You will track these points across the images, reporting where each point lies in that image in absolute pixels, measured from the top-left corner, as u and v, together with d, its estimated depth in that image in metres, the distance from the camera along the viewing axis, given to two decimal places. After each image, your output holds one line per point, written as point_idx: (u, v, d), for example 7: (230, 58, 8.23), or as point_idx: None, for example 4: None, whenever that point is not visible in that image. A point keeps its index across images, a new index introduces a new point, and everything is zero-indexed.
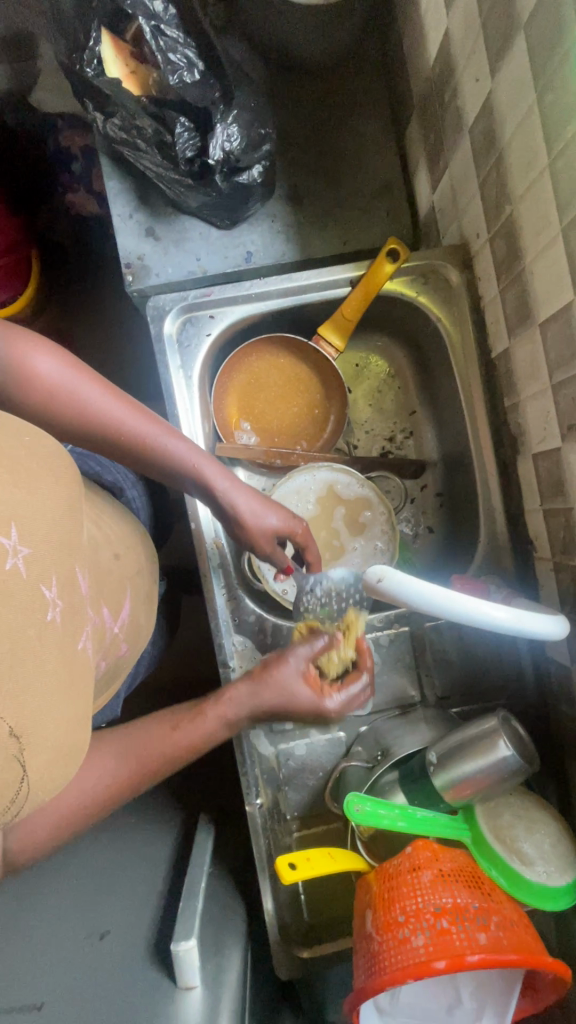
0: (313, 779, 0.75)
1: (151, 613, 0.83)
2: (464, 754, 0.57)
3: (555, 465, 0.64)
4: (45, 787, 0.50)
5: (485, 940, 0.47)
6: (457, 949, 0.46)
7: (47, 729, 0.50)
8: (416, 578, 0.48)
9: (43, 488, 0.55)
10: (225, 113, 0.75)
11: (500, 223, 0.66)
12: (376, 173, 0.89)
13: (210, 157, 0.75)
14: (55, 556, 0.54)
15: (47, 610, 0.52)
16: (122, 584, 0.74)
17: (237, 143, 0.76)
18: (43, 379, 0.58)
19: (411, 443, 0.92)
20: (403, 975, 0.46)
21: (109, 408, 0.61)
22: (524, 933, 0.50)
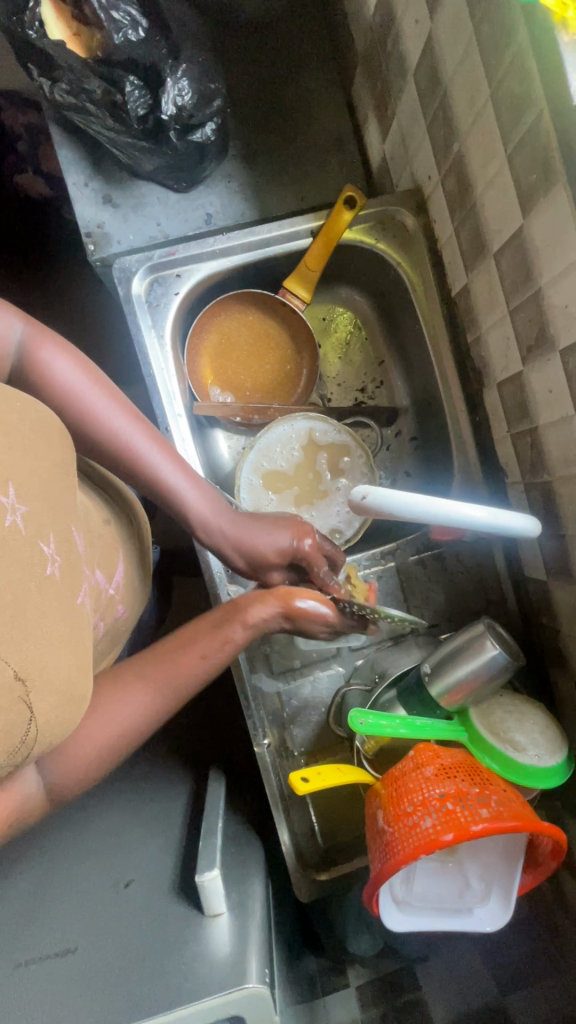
0: (316, 712, 0.79)
1: (147, 575, 0.84)
2: (456, 660, 0.62)
3: (518, 389, 0.68)
4: (55, 732, 0.51)
5: (488, 812, 0.52)
6: (463, 821, 0.50)
7: (52, 674, 0.50)
8: (397, 490, 0.52)
9: (34, 449, 0.55)
10: (175, 67, 0.76)
11: (450, 162, 0.69)
12: (327, 128, 0.91)
13: (163, 113, 0.76)
14: (50, 511, 0.55)
15: (46, 565, 0.53)
16: (115, 547, 0.75)
17: (188, 98, 0.77)
18: (50, 374, 0.60)
19: (383, 391, 0.95)
20: (415, 851, 0.50)
21: (112, 416, 0.63)
22: (521, 806, 0.54)
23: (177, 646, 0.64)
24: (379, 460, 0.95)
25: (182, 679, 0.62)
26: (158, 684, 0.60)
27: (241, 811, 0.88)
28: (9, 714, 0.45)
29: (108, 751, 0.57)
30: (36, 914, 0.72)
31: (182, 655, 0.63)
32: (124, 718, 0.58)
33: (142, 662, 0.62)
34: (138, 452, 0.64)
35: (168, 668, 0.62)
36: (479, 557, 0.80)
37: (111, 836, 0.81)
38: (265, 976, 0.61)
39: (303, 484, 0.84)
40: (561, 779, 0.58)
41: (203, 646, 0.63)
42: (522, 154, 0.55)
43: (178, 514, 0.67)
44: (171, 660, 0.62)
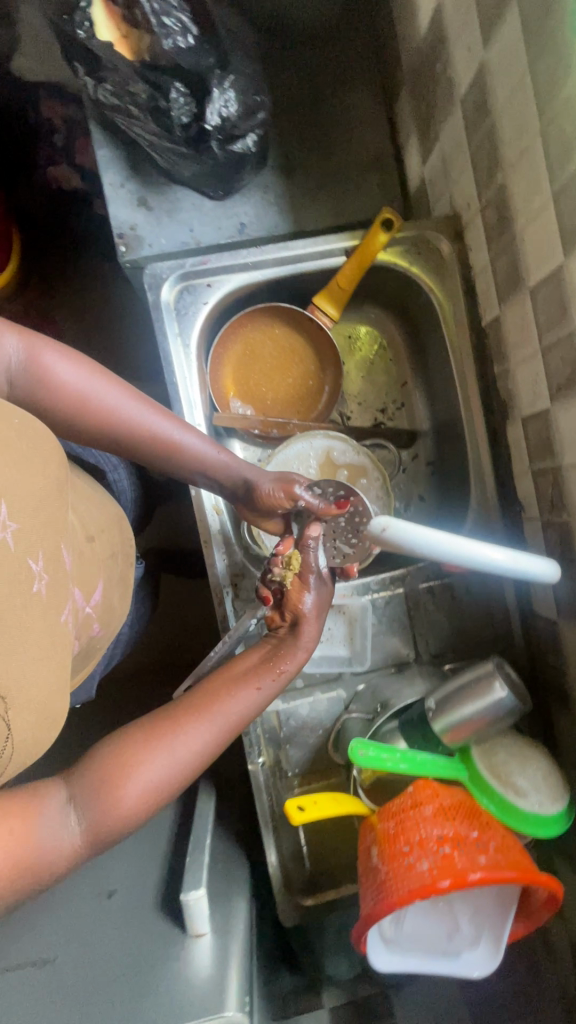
0: (314, 735, 0.78)
1: (125, 596, 0.83)
2: (462, 697, 0.61)
3: (544, 426, 0.67)
4: (27, 750, 0.52)
5: (486, 860, 0.51)
6: (459, 868, 0.50)
7: (30, 692, 0.52)
8: (418, 524, 0.51)
9: (30, 463, 0.55)
10: (222, 78, 0.75)
11: (492, 192, 0.68)
12: (367, 144, 0.90)
13: (207, 123, 0.75)
14: (42, 529, 0.56)
15: (33, 582, 0.53)
16: (98, 566, 0.74)
17: (234, 109, 0.76)
18: (62, 383, 0.58)
19: (403, 413, 0.94)
20: (410, 896, 0.50)
21: (131, 411, 0.62)
22: (519, 856, 0.53)
23: (219, 687, 0.60)
24: (395, 483, 0.94)
25: (227, 725, 0.58)
26: (202, 732, 0.56)
27: (229, 826, 0.87)
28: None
29: (153, 799, 0.53)
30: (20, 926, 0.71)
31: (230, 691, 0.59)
32: (168, 765, 0.54)
33: (184, 703, 0.58)
34: (156, 434, 0.63)
35: (214, 708, 0.58)
36: (489, 589, 0.79)
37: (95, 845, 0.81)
38: (245, 1006, 0.60)
39: None
40: (562, 827, 0.56)
41: (245, 695, 0.60)
42: (568, 194, 0.55)
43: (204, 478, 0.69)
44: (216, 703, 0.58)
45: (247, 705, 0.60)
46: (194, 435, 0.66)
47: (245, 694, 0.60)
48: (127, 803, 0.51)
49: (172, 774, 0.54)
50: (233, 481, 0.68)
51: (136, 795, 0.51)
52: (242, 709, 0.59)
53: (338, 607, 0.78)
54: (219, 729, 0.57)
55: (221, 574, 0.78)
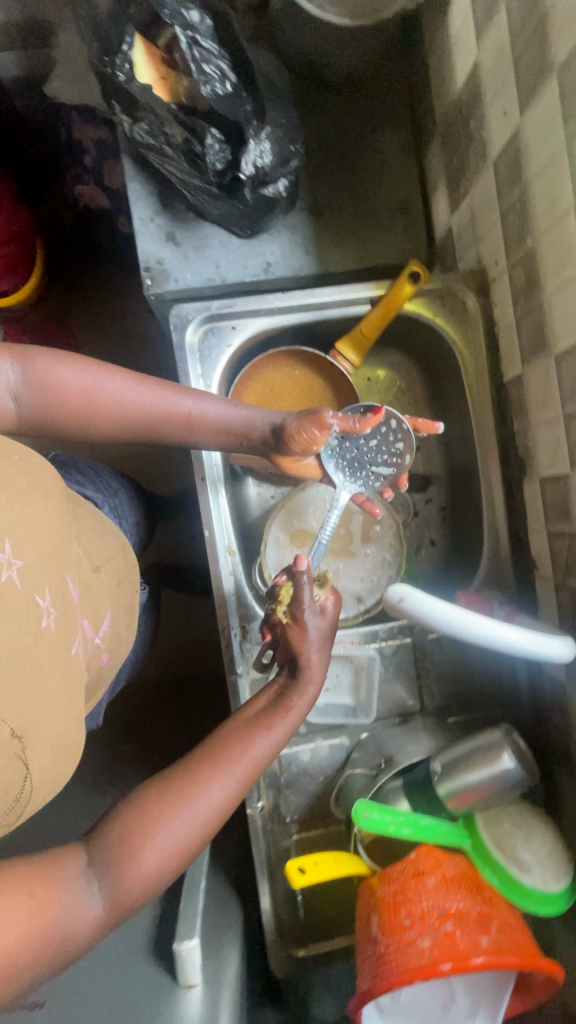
0: (314, 784, 0.78)
1: (131, 622, 0.81)
2: (469, 764, 0.60)
3: (562, 490, 0.67)
4: (45, 788, 0.51)
5: (488, 942, 0.52)
6: (461, 951, 0.51)
7: (46, 730, 0.50)
8: (435, 597, 0.51)
9: (31, 502, 0.54)
10: (259, 130, 0.76)
11: (520, 254, 0.68)
12: (395, 191, 0.91)
13: (241, 172, 0.76)
14: (48, 564, 0.54)
15: (41, 618, 0.51)
16: (104, 596, 0.71)
17: (268, 160, 0.77)
18: (66, 389, 0.60)
19: (420, 457, 0.93)
20: (410, 976, 0.50)
21: (133, 393, 0.63)
22: (521, 937, 0.54)
23: (231, 742, 0.59)
24: (406, 528, 0.93)
25: (240, 783, 0.58)
26: (215, 794, 0.56)
27: (223, 866, 0.86)
28: (5, 773, 0.46)
29: (171, 865, 0.53)
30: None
31: (246, 740, 0.60)
32: (184, 831, 0.54)
33: (196, 760, 0.58)
34: (168, 411, 0.65)
35: (232, 761, 0.58)
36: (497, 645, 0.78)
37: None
38: None
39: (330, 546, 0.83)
40: (565, 905, 0.56)
41: (255, 750, 0.59)
42: None
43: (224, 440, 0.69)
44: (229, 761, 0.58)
45: (258, 760, 0.59)
46: (210, 406, 0.67)
47: (261, 738, 0.60)
48: (145, 870, 0.51)
49: (188, 839, 0.54)
50: (259, 433, 0.68)
51: (152, 861, 0.52)
52: (254, 765, 0.59)
53: (346, 656, 0.77)
54: (237, 781, 0.57)
55: (230, 615, 0.78)
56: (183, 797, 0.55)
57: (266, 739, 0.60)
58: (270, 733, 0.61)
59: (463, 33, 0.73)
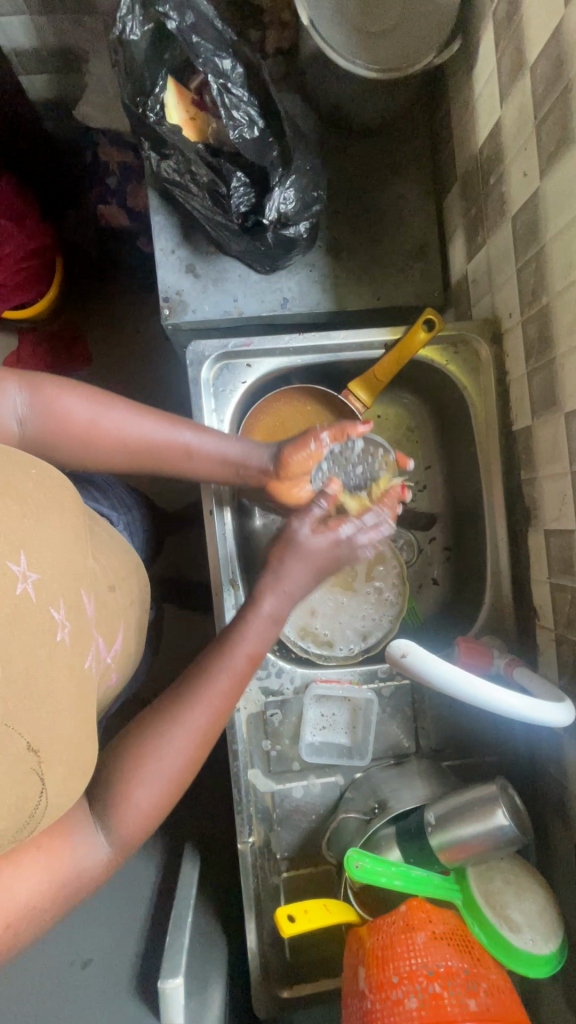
0: (306, 822, 0.77)
1: (142, 638, 0.80)
2: (462, 818, 0.61)
3: (567, 544, 0.68)
4: (61, 801, 0.51)
5: (476, 1008, 0.51)
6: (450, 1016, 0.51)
7: (61, 744, 0.50)
8: (435, 655, 0.53)
9: (47, 512, 0.54)
10: (284, 176, 0.77)
11: (535, 310, 0.70)
12: (414, 233, 0.92)
13: (265, 216, 0.78)
14: (65, 579, 0.53)
15: (56, 632, 0.51)
16: (117, 613, 0.71)
17: (291, 205, 0.79)
18: (74, 420, 0.62)
19: (424, 495, 0.95)
20: None
21: (136, 428, 0.66)
22: (509, 999, 0.54)
23: (197, 679, 0.63)
24: (409, 565, 0.94)
25: (210, 715, 0.61)
26: (187, 734, 0.60)
27: (209, 898, 0.86)
28: (19, 788, 0.45)
29: (163, 801, 0.58)
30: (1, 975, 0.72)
31: (212, 670, 0.63)
32: (168, 773, 0.59)
33: (170, 696, 0.62)
34: (167, 443, 0.68)
35: (201, 690, 0.62)
36: None
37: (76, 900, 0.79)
38: None
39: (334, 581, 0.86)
40: (555, 966, 0.56)
41: (218, 686, 0.62)
42: None
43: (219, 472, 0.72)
44: (195, 702, 0.61)
45: (224, 693, 0.63)
46: (206, 438, 0.70)
47: (227, 663, 0.64)
48: (140, 811, 0.57)
49: (172, 777, 0.59)
50: (256, 462, 0.73)
51: (144, 804, 0.57)
52: (220, 697, 0.62)
53: (345, 698, 0.79)
54: (209, 705, 0.61)
55: None
56: (159, 742, 0.59)
57: (232, 662, 0.64)
58: (230, 667, 0.64)
59: (487, 91, 0.75)
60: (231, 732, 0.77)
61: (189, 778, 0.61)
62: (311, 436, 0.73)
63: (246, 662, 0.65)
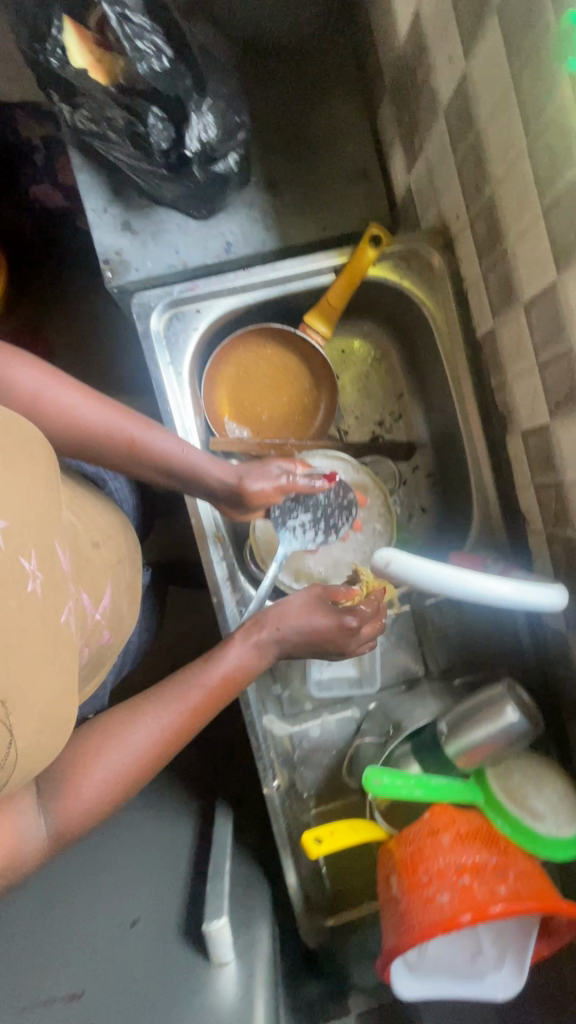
0: (327, 757, 0.78)
1: (134, 602, 0.80)
2: (473, 723, 0.61)
3: (544, 441, 0.66)
4: (34, 759, 0.50)
5: (506, 891, 0.53)
6: (481, 901, 0.52)
7: (32, 698, 0.49)
8: (420, 557, 0.51)
9: (14, 463, 0.53)
10: (200, 101, 0.74)
11: (480, 206, 0.67)
12: (352, 154, 0.89)
13: (187, 148, 0.74)
14: (34, 526, 0.53)
15: (27, 582, 0.50)
16: (104, 571, 0.72)
17: (213, 132, 0.75)
18: (26, 390, 0.60)
19: (400, 425, 0.94)
20: (431, 930, 0.51)
21: (90, 411, 0.63)
22: (538, 881, 0.55)
23: (174, 684, 0.63)
24: (395, 496, 0.93)
25: (178, 718, 0.61)
26: (159, 723, 0.60)
27: (245, 850, 0.88)
28: None
29: (111, 800, 0.56)
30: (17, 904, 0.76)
31: (188, 681, 0.63)
32: (125, 759, 0.57)
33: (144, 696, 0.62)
34: (122, 435, 0.65)
35: (176, 697, 0.62)
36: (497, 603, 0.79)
37: (108, 875, 0.80)
38: None
39: None
40: None
41: (192, 694, 0.62)
42: (558, 209, 0.53)
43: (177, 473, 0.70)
44: (168, 703, 0.61)
45: (197, 700, 0.62)
46: (158, 438, 0.68)
47: (205, 676, 0.64)
48: (86, 805, 0.54)
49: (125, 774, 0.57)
50: (209, 481, 0.71)
51: (91, 798, 0.55)
52: (191, 704, 0.62)
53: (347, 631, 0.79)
54: (181, 715, 0.61)
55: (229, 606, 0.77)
56: (123, 736, 0.58)
57: (207, 676, 0.64)
58: (207, 678, 0.64)
59: None
60: None
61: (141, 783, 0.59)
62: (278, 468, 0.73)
63: (223, 678, 0.64)
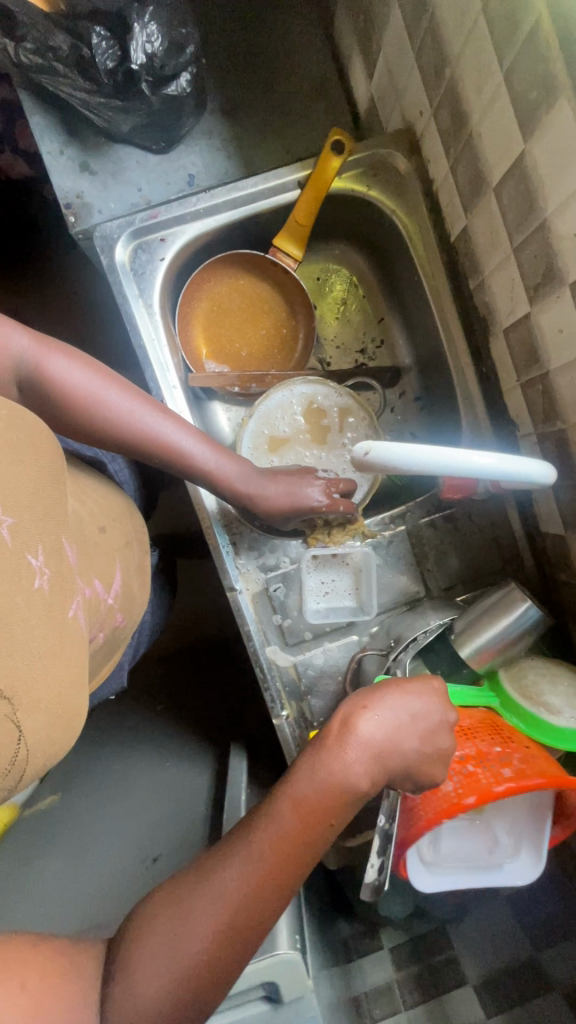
0: (334, 684, 0.77)
1: (144, 584, 0.78)
2: (484, 619, 0.65)
3: (527, 333, 0.64)
4: (44, 752, 0.47)
5: (510, 771, 0.52)
6: (485, 784, 0.52)
7: (41, 691, 0.46)
8: (401, 443, 0.51)
9: (22, 458, 0.50)
10: (141, 11, 0.71)
11: (442, 92, 0.64)
12: (311, 71, 0.85)
13: (133, 62, 0.71)
14: (42, 520, 0.50)
15: (34, 578, 0.48)
16: (112, 554, 0.69)
17: (158, 44, 0.72)
18: (69, 384, 0.59)
19: (384, 351, 0.92)
20: (438, 815, 0.52)
21: (130, 410, 0.62)
22: (548, 764, 0.54)
23: (264, 820, 0.48)
24: (384, 422, 0.91)
25: (270, 854, 0.46)
26: (250, 865, 0.46)
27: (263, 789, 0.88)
28: None
29: (174, 1006, 0.43)
30: (44, 864, 0.77)
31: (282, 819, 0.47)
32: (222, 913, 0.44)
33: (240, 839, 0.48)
34: (163, 439, 0.63)
35: (278, 837, 0.47)
36: (493, 515, 0.77)
37: (119, 834, 0.80)
38: (296, 943, 0.61)
39: (310, 443, 0.83)
40: None
41: (263, 845, 0.46)
42: (519, 68, 0.51)
43: (215, 483, 0.68)
44: (261, 844, 0.47)
45: (270, 857, 0.46)
46: (199, 444, 0.66)
47: (296, 797, 0.48)
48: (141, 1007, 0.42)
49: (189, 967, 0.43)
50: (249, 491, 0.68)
51: (148, 1000, 0.42)
52: (263, 864, 0.46)
53: (343, 560, 0.79)
54: (279, 849, 0.47)
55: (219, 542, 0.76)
56: (184, 919, 0.44)
57: (297, 793, 0.48)
58: (281, 825, 0.47)
59: None
60: (239, 614, 0.76)
61: (229, 980, 0.45)
62: (310, 481, 0.71)
63: (295, 816, 0.47)
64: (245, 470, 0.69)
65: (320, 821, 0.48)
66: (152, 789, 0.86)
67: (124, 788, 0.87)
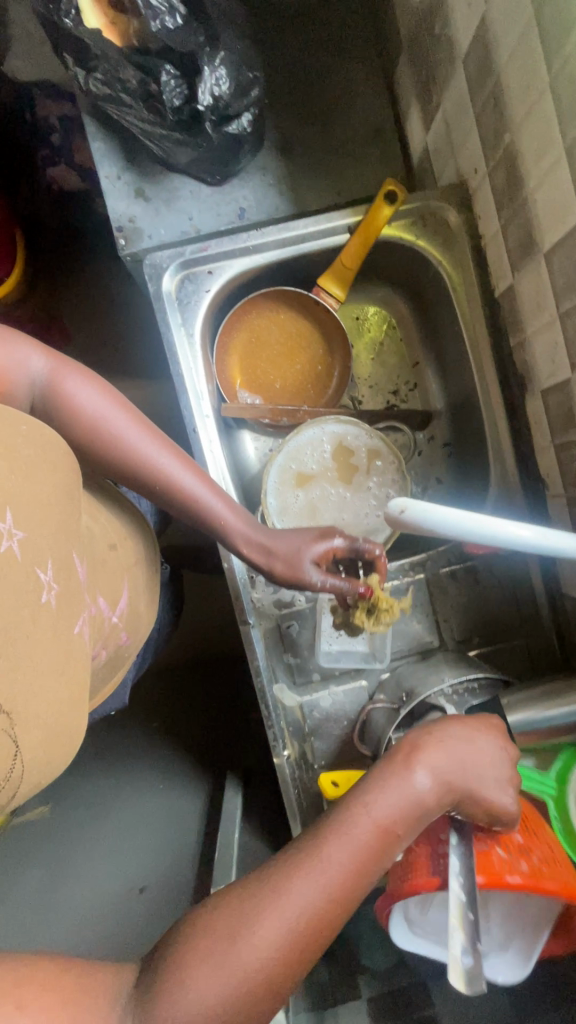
0: (338, 728, 0.76)
1: (153, 600, 0.78)
2: (545, 702, 0.63)
3: (566, 398, 0.64)
4: (38, 768, 0.47)
5: (526, 865, 0.52)
6: (497, 868, 0.51)
7: (38, 710, 0.47)
8: (435, 505, 0.50)
9: (39, 476, 0.50)
10: (213, 55, 0.73)
11: (499, 155, 0.65)
12: (368, 116, 0.86)
13: (199, 103, 0.72)
14: (50, 537, 0.50)
15: (41, 594, 0.48)
16: (120, 572, 0.69)
17: (226, 86, 0.74)
18: (84, 411, 0.59)
19: (416, 394, 0.92)
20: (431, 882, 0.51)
21: (141, 446, 0.61)
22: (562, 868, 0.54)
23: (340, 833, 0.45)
24: (410, 467, 0.91)
25: (351, 865, 0.44)
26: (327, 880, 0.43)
27: (256, 826, 0.87)
28: None
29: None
30: (23, 878, 0.76)
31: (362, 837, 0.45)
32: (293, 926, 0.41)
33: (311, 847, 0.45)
34: (169, 480, 0.62)
35: (357, 856, 0.45)
36: (515, 573, 0.76)
37: (101, 854, 0.79)
38: None
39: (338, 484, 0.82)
40: None
41: (337, 857, 0.44)
42: None
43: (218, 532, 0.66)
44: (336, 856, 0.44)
45: (345, 875, 0.44)
46: (205, 488, 0.64)
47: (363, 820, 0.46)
48: None
49: (252, 989, 0.40)
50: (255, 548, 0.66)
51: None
52: (338, 882, 0.43)
53: None
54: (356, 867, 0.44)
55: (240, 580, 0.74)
56: (247, 942, 0.40)
57: (377, 810, 0.46)
58: (359, 839, 0.45)
59: None
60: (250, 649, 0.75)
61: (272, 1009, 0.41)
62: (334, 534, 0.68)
63: (377, 833, 0.46)
64: (250, 521, 0.66)
65: (396, 842, 0.46)
66: (138, 812, 0.85)
67: (113, 808, 0.86)
